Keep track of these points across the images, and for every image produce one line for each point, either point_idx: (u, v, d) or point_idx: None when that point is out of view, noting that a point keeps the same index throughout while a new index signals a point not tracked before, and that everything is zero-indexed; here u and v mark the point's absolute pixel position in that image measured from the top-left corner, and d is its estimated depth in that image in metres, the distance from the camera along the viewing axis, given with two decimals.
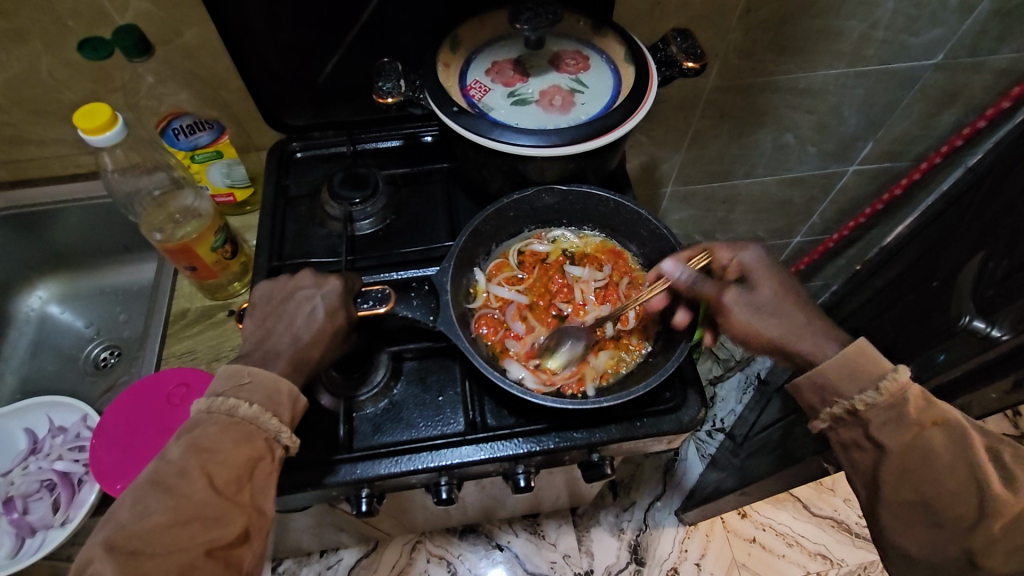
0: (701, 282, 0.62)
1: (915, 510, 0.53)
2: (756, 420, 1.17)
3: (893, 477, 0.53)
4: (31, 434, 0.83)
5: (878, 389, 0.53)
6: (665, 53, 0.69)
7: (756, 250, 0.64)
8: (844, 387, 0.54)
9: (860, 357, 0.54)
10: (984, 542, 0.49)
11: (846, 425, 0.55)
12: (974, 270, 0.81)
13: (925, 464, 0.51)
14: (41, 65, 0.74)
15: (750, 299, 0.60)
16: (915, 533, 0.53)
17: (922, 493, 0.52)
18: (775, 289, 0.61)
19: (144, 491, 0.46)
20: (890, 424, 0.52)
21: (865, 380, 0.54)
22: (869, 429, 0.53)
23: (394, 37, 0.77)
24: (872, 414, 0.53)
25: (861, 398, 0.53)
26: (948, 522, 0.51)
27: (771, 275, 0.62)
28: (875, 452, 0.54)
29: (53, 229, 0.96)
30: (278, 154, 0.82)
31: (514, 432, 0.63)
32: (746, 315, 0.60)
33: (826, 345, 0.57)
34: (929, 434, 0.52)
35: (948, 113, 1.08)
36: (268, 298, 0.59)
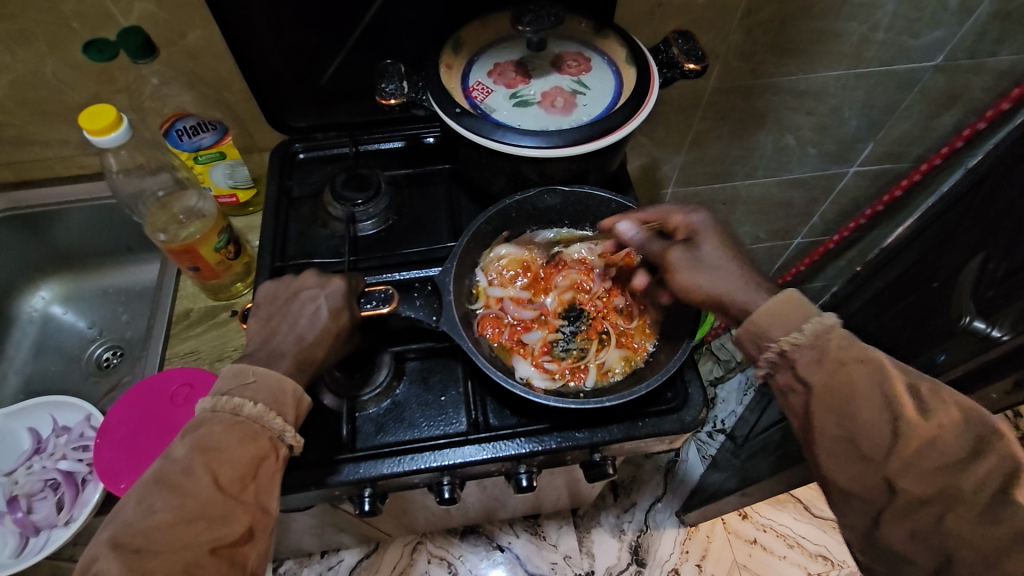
0: (653, 241, 0.64)
1: (844, 446, 0.51)
2: (757, 421, 1.17)
3: (819, 414, 0.52)
4: (35, 434, 0.83)
5: (802, 330, 0.53)
6: (667, 55, 0.70)
7: (704, 213, 0.63)
8: (774, 332, 0.54)
9: (793, 304, 0.54)
10: (903, 469, 0.48)
11: (781, 369, 0.54)
12: (975, 271, 0.81)
13: (848, 397, 0.51)
14: (46, 66, 0.75)
15: (693, 256, 0.61)
16: (844, 470, 0.51)
17: (848, 428, 0.51)
18: (719, 246, 0.61)
19: (149, 489, 0.46)
20: (815, 363, 0.52)
21: (789, 323, 0.53)
22: (797, 369, 0.53)
23: (397, 39, 0.78)
24: (799, 355, 0.53)
25: (787, 340, 0.53)
26: (871, 455, 0.50)
27: (714, 234, 0.62)
28: (804, 393, 0.53)
29: (56, 230, 0.97)
30: (281, 155, 0.82)
31: (517, 432, 0.63)
32: (687, 269, 0.60)
33: (758, 294, 0.56)
34: (852, 369, 0.51)
35: (948, 115, 1.09)
36: (272, 298, 0.60)
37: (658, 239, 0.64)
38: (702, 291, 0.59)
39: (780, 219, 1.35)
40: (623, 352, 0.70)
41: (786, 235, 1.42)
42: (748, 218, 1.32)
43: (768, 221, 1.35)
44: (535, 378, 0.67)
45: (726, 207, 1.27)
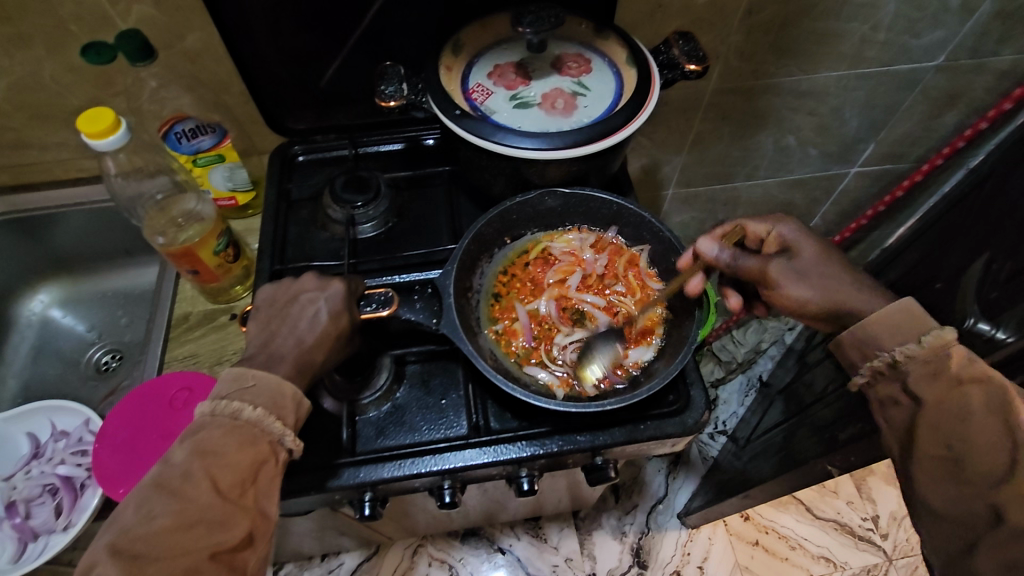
0: (744, 257, 0.63)
1: (946, 466, 0.51)
2: (759, 422, 1.17)
3: (926, 430, 0.52)
4: (33, 439, 0.83)
5: (919, 342, 0.52)
6: (667, 56, 0.69)
7: (795, 222, 0.63)
8: (885, 340, 0.54)
9: (908, 315, 0.53)
10: (1010, 497, 0.47)
11: (886, 381, 0.55)
12: (979, 271, 0.81)
13: (959, 417, 0.50)
14: (44, 70, 0.74)
15: (795, 265, 0.60)
16: (942, 489, 0.51)
17: (953, 449, 0.50)
18: (818, 252, 0.60)
19: (148, 494, 0.46)
20: (929, 377, 0.52)
21: (906, 334, 0.53)
22: (908, 383, 0.53)
23: (396, 40, 0.77)
24: (912, 366, 0.53)
25: (902, 351, 0.53)
26: (975, 478, 0.49)
27: (812, 241, 0.61)
28: (911, 407, 0.53)
29: (54, 233, 0.96)
30: (280, 158, 0.82)
31: (518, 435, 0.63)
32: (791, 280, 0.59)
33: (873, 301, 0.56)
34: (967, 390, 0.50)
35: (950, 114, 1.08)
36: (272, 302, 0.59)
37: (753, 252, 0.62)
38: (812, 300, 0.58)
39: None
40: (631, 350, 0.69)
41: None
42: None
43: None
44: (552, 387, 0.66)
45: (727, 208, 1.27)
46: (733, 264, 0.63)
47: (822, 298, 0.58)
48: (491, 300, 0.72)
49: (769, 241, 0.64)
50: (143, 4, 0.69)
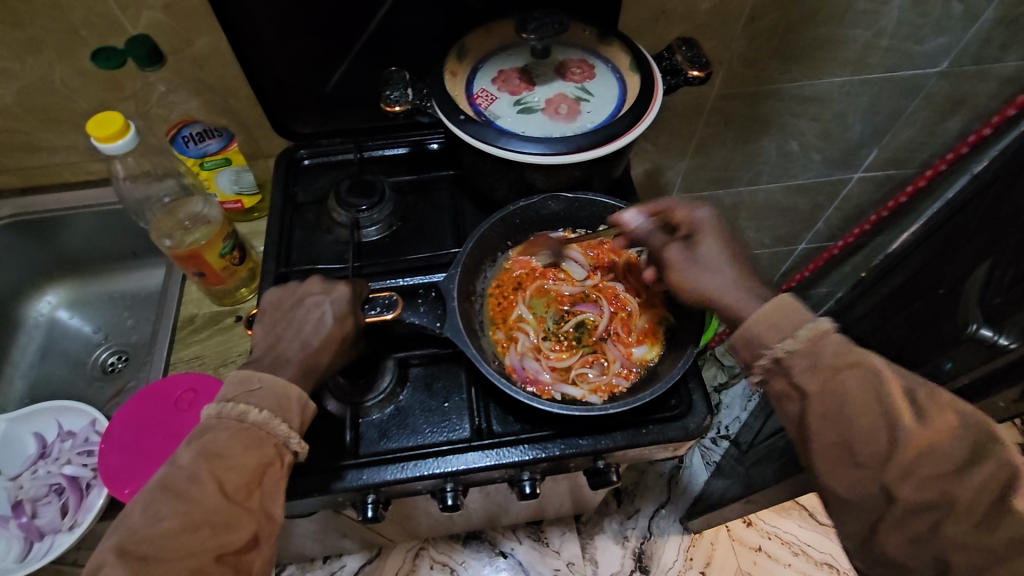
0: (654, 233, 0.65)
1: (839, 452, 0.51)
2: (762, 427, 1.16)
3: (817, 419, 0.52)
4: (40, 438, 0.83)
5: (796, 336, 0.53)
6: (671, 62, 0.70)
7: (707, 210, 0.65)
8: (767, 339, 0.54)
9: (785, 310, 0.55)
10: (897, 476, 0.47)
11: (776, 376, 0.55)
12: (981, 277, 0.81)
13: (837, 401, 0.50)
14: (55, 74, 0.75)
15: (691, 254, 0.62)
16: (840, 476, 0.51)
17: (843, 433, 0.50)
18: (718, 245, 0.62)
19: (154, 496, 0.46)
20: (809, 369, 0.52)
21: (783, 331, 0.54)
22: (791, 376, 0.53)
23: (402, 46, 0.78)
24: (794, 361, 0.53)
25: (780, 347, 0.54)
26: (867, 460, 0.49)
27: (715, 233, 0.63)
28: (801, 400, 0.53)
29: (62, 236, 0.97)
30: (286, 161, 0.82)
31: (521, 438, 0.63)
32: (683, 265, 0.62)
33: (752, 301, 0.57)
34: (847, 372, 0.51)
35: (953, 120, 1.08)
36: (277, 305, 0.60)
37: (661, 232, 0.65)
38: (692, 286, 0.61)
39: (783, 225, 1.35)
40: (636, 347, 0.70)
41: (791, 240, 1.42)
42: (753, 223, 1.33)
43: (772, 226, 1.35)
44: (583, 395, 0.66)
45: (731, 212, 1.27)
46: (641, 237, 0.66)
47: (706, 289, 0.60)
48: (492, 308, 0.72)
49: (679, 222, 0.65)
50: (152, 10, 0.70)
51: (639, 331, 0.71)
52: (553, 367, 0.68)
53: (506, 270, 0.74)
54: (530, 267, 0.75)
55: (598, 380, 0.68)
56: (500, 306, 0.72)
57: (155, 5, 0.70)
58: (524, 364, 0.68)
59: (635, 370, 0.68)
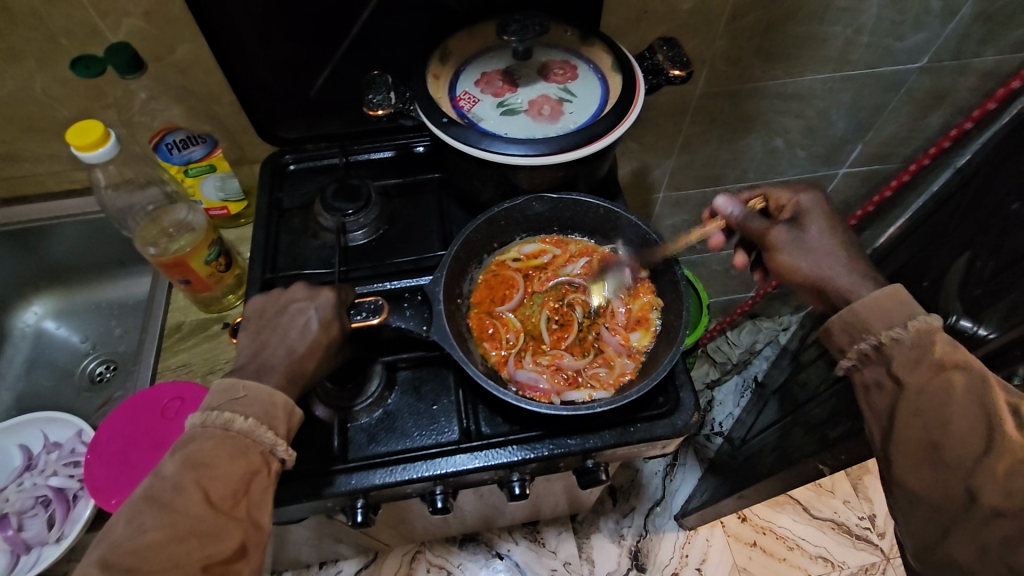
0: (753, 218, 0.64)
1: (924, 453, 0.50)
2: (755, 422, 1.17)
3: (908, 414, 0.51)
4: (26, 451, 0.83)
5: (906, 326, 0.52)
6: (652, 62, 0.70)
7: (815, 193, 0.62)
8: (874, 326, 0.54)
9: (893, 300, 0.54)
10: (987, 482, 0.46)
11: (871, 364, 0.54)
12: (960, 270, 0.82)
13: (941, 400, 0.49)
14: (35, 83, 0.75)
15: (799, 237, 0.60)
16: (920, 474, 0.50)
17: (930, 434, 0.49)
18: (827, 229, 0.60)
19: (139, 507, 0.46)
20: (910, 363, 0.51)
21: (892, 319, 0.53)
22: (890, 367, 0.52)
23: (385, 50, 0.78)
24: (896, 351, 0.52)
25: (887, 335, 0.52)
26: (954, 463, 0.48)
27: (824, 215, 0.60)
28: (894, 391, 0.52)
29: (47, 246, 0.97)
30: (271, 168, 0.82)
31: (510, 439, 0.63)
32: (790, 249, 0.60)
33: (864, 285, 0.56)
34: (952, 375, 0.49)
35: (935, 115, 1.09)
36: (262, 312, 0.60)
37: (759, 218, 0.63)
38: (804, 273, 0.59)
39: None
40: (628, 335, 0.71)
41: None
42: None
43: None
44: (578, 394, 0.67)
45: None
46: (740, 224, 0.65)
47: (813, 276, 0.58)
48: (481, 316, 0.72)
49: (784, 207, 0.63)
50: (132, 18, 0.70)
51: (628, 322, 0.72)
52: (547, 367, 0.69)
53: (490, 276, 0.75)
54: (516, 271, 0.75)
55: (595, 376, 0.68)
56: (491, 309, 0.73)
57: (134, 13, 0.69)
58: (516, 363, 0.69)
59: (630, 363, 0.69)
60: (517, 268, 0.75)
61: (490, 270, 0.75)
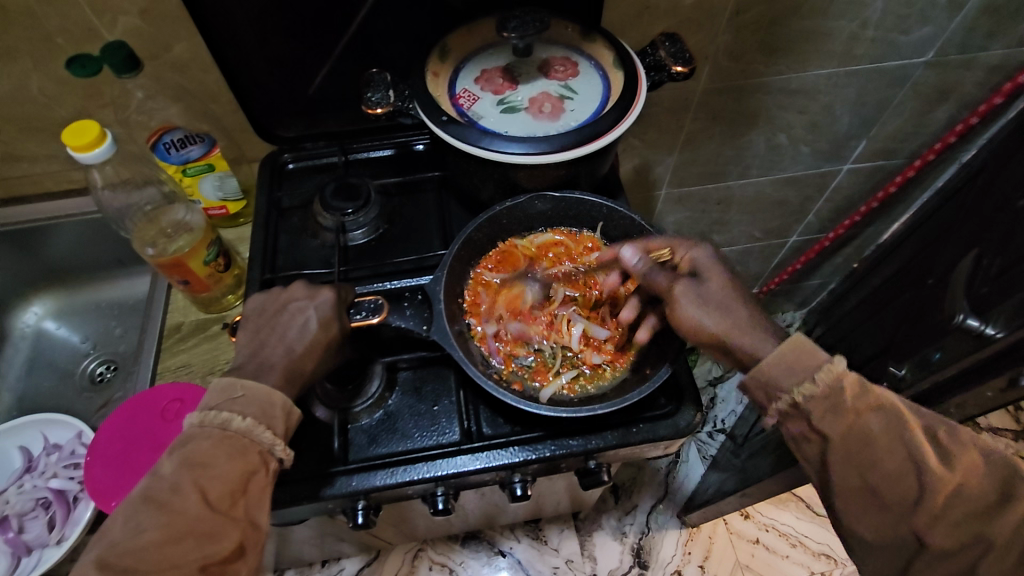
0: (657, 271, 0.62)
1: (864, 496, 0.52)
2: (757, 420, 1.17)
3: (840, 465, 0.52)
4: (26, 452, 0.83)
5: (816, 381, 0.52)
6: (654, 58, 0.69)
7: (707, 248, 0.63)
8: (784, 382, 0.53)
9: (801, 351, 0.54)
10: (931, 522, 0.49)
11: (793, 418, 0.54)
12: (968, 267, 0.81)
13: (867, 448, 0.51)
14: (31, 82, 0.74)
15: (698, 291, 0.59)
16: (865, 520, 0.52)
17: (868, 479, 0.51)
18: (724, 285, 0.60)
19: (136, 507, 0.46)
20: (831, 413, 0.52)
21: (801, 372, 0.53)
22: (811, 421, 0.52)
23: (384, 46, 0.77)
24: (813, 405, 0.52)
25: (800, 391, 0.52)
26: (895, 505, 0.51)
27: (721, 271, 0.61)
28: (821, 443, 0.53)
29: (47, 246, 0.96)
30: (270, 166, 0.82)
31: (511, 440, 0.63)
32: (690, 303, 0.58)
33: (766, 342, 0.56)
34: (870, 418, 0.51)
35: (941, 110, 1.08)
36: (261, 311, 0.59)
37: (662, 271, 0.62)
38: (703, 325, 0.57)
39: (775, 218, 1.35)
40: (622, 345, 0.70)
41: (783, 233, 1.42)
42: (744, 217, 1.32)
43: (763, 219, 1.35)
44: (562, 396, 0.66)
45: (722, 207, 1.27)
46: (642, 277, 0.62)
47: (716, 329, 0.57)
48: (484, 293, 0.71)
49: (681, 264, 0.63)
50: (129, 16, 0.69)
51: (625, 331, 0.70)
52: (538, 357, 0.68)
53: (502, 256, 0.74)
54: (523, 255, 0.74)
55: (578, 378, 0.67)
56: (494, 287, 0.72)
57: (131, 11, 0.69)
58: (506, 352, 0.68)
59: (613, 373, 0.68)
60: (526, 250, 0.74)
61: (502, 249, 0.74)
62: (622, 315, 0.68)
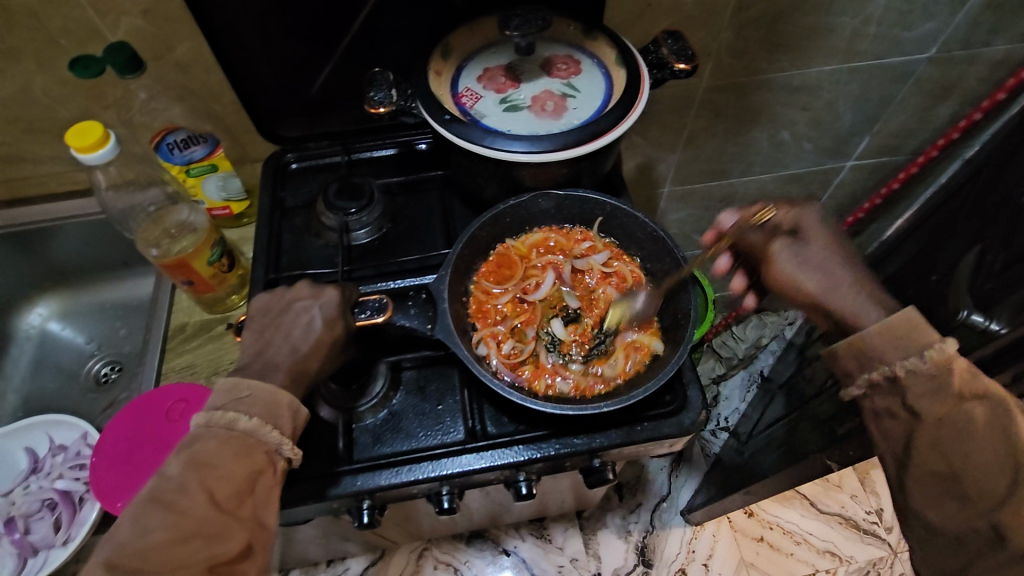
0: (753, 229, 0.65)
1: (945, 483, 0.52)
2: (761, 417, 1.16)
3: (926, 448, 0.52)
4: (31, 453, 0.83)
5: (923, 358, 0.52)
6: (657, 55, 0.69)
7: (817, 207, 0.65)
8: (887, 354, 0.54)
9: (908, 325, 0.53)
10: (1011, 518, 0.47)
11: (882, 392, 0.55)
12: (972, 263, 0.81)
13: (963, 436, 0.50)
14: (35, 84, 0.74)
15: (800, 251, 0.62)
16: (943, 507, 0.52)
17: (953, 466, 0.51)
18: (828, 244, 0.62)
19: (143, 507, 0.45)
20: (930, 392, 0.52)
21: (907, 348, 0.53)
22: (906, 398, 0.53)
23: (386, 45, 0.77)
24: (913, 382, 0.53)
25: (903, 366, 0.53)
26: (975, 496, 0.50)
27: (825, 231, 0.63)
28: (909, 420, 0.54)
29: (51, 247, 0.96)
30: (273, 166, 0.81)
31: (515, 439, 0.63)
32: (793, 264, 0.62)
33: (868, 308, 0.57)
34: (971, 406, 0.50)
35: (944, 106, 1.08)
36: (266, 310, 0.59)
37: (760, 230, 0.65)
38: (798, 284, 0.61)
39: None
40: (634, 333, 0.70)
41: None
42: None
43: None
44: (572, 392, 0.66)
45: (724, 204, 1.27)
46: (738, 235, 0.66)
47: (814, 289, 0.60)
48: (484, 298, 0.71)
49: (783, 219, 0.64)
50: (131, 17, 0.69)
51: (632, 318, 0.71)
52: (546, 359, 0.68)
53: (497, 262, 0.73)
54: (518, 259, 0.74)
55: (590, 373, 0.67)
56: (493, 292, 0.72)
57: (133, 11, 0.69)
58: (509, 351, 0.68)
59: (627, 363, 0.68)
60: (522, 254, 0.74)
61: (500, 252, 0.74)
62: (719, 266, 0.71)
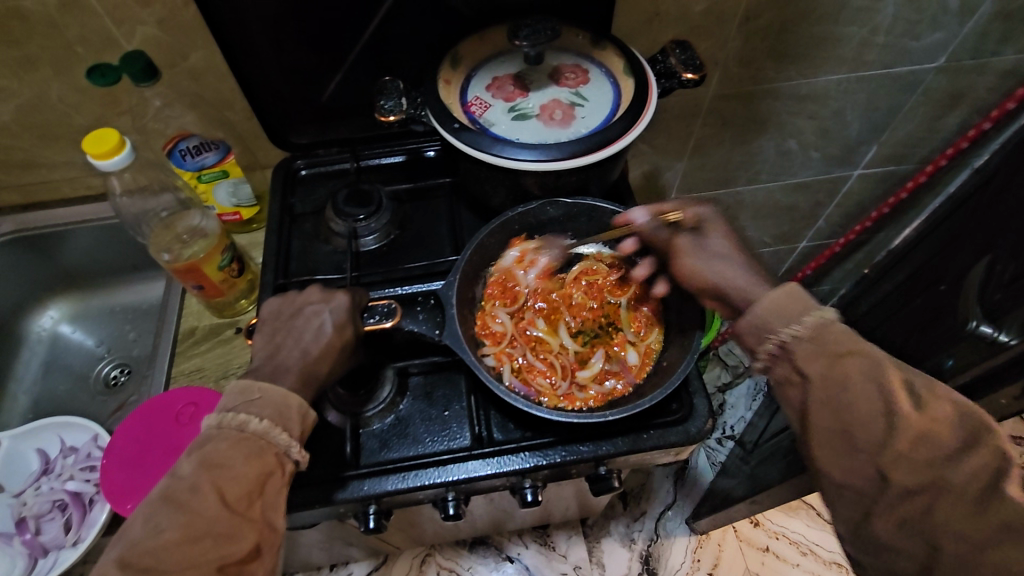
0: (659, 228, 0.67)
1: (835, 437, 0.51)
2: (767, 426, 1.14)
3: (820, 406, 0.52)
4: (43, 454, 0.84)
5: (802, 322, 0.54)
6: (665, 65, 0.70)
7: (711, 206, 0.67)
8: (773, 323, 0.55)
9: (793, 297, 0.55)
10: (892, 459, 0.48)
11: (779, 362, 0.55)
12: (981, 274, 0.81)
13: (840, 388, 0.51)
14: (52, 91, 0.76)
15: (698, 245, 0.64)
16: (836, 464, 0.51)
17: (841, 422, 0.51)
18: (726, 239, 0.64)
19: (155, 508, 0.46)
20: (815, 354, 0.53)
21: (789, 316, 0.54)
22: (795, 360, 0.53)
23: (396, 54, 0.78)
24: (799, 347, 0.53)
25: (787, 331, 0.54)
26: (864, 446, 0.49)
27: (723, 225, 0.65)
28: (802, 385, 0.53)
29: (62, 251, 0.98)
30: (283, 172, 0.83)
31: (522, 446, 0.63)
32: (694, 255, 0.64)
33: (756, 286, 0.59)
34: (849, 360, 0.51)
35: (953, 116, 1.08)
36: (277, 315, 0.60)
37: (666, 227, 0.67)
38: (704, 274, 0.62)
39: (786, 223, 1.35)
40: (644, 331, 0.72)
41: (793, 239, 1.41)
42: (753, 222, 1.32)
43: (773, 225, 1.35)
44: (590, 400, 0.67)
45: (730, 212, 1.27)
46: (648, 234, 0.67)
47: (715, 278, 0.61)
48: (491, 316, 0.71)
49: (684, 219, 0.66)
50: (147, 25, 0.70)
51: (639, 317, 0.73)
52: (560, 371, 0.69)
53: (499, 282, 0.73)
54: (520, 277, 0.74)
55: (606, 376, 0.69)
56: (499, 311, 0.72)
57: (148, 21, 0.70)
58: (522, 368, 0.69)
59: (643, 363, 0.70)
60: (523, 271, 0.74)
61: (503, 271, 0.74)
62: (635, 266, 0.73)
